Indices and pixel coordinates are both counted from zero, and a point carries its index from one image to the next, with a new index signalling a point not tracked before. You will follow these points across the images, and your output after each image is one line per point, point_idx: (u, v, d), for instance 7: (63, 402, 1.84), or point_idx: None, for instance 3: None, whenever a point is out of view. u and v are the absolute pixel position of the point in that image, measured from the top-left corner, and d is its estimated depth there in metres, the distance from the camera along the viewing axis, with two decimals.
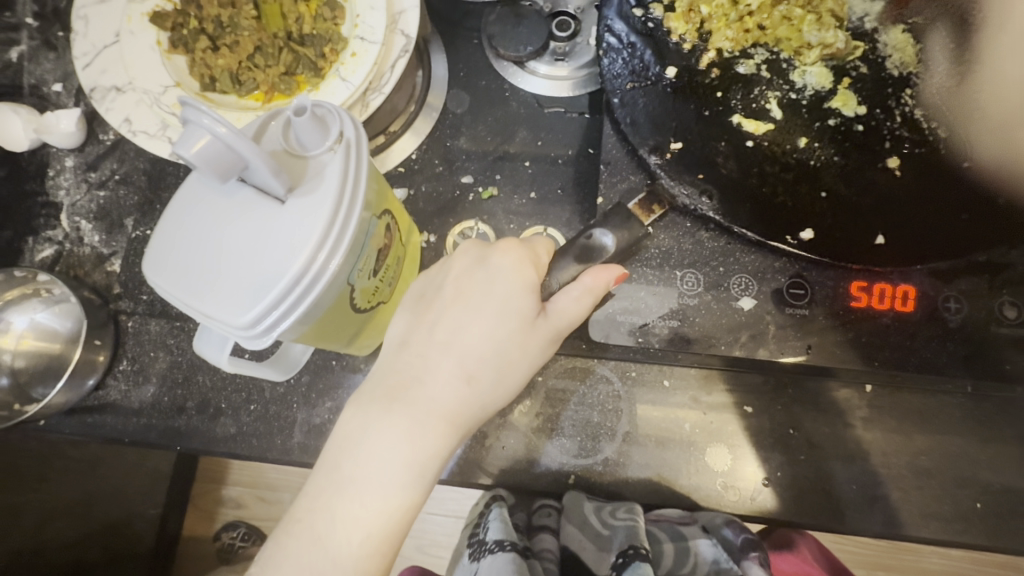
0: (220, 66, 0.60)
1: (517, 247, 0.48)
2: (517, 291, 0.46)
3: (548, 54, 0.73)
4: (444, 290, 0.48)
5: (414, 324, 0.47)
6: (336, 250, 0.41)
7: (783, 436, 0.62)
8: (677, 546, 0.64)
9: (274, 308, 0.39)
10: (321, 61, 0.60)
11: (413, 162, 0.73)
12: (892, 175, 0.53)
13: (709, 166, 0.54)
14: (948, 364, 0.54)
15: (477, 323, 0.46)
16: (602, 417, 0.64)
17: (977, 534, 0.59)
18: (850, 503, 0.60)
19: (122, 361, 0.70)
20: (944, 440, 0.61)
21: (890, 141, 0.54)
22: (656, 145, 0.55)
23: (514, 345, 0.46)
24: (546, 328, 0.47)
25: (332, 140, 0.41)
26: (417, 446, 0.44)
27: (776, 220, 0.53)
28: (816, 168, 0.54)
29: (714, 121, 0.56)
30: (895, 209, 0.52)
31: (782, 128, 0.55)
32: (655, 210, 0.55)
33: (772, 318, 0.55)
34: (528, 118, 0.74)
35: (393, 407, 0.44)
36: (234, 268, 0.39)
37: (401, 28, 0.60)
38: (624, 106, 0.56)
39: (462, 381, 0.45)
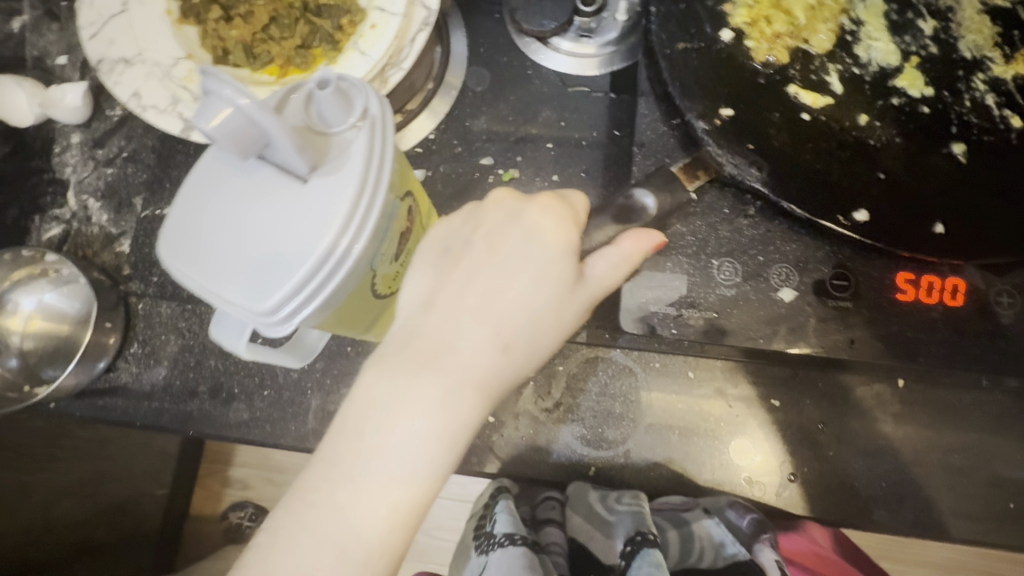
0: (233, 38, 0.57)
1: (557, 206, 0.44)
2: (558, 255, 0.42)
3: (572, 30, 0.70)
4: (475, 247, 0.43)
5: (441, 282, 0.43)
6: (361, 232, 0.39)
7: (811, 431, 0.60)
8: (681, 533, 0.62)
9: (297, 293, 0.38)
10: (338, 34, 0.57)
11: (430, 143, 0.70)
12: (956, 162, 0.50)
13: (758, 137, 0.52)
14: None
15: (515, 287, 0.42)
16: (623, 408, 0.62)
17: (1008, 533, 0.58)
18: (878, 500, 0.59)
19: (133, 343, 0.68)
20: (977, 437, 0.59)
21: (956, 127, 0.51)
22: (704, 110, 0.52)
23: (552, 312, 0.42)
24: (585, 296, 0.44)
25: (356, 117, 0.39)
26: (447, 416, 0.41)
27: (831, 201, 0.50)
28: (875, 148, 0.51)
29: (769, 90, 0.53)
30: (956, 197, 0.49)
31: (842, 103, 0.53)
32: (700, 175, 0.53)
33: None
34: (551, 97, 0.71)
35: (422, 374, 0.41)
36: (265, 241, 0.37)
37: (422, 0, 0.58)
38: (674, 67, 0.53)
39: (498, 350, 0.41)
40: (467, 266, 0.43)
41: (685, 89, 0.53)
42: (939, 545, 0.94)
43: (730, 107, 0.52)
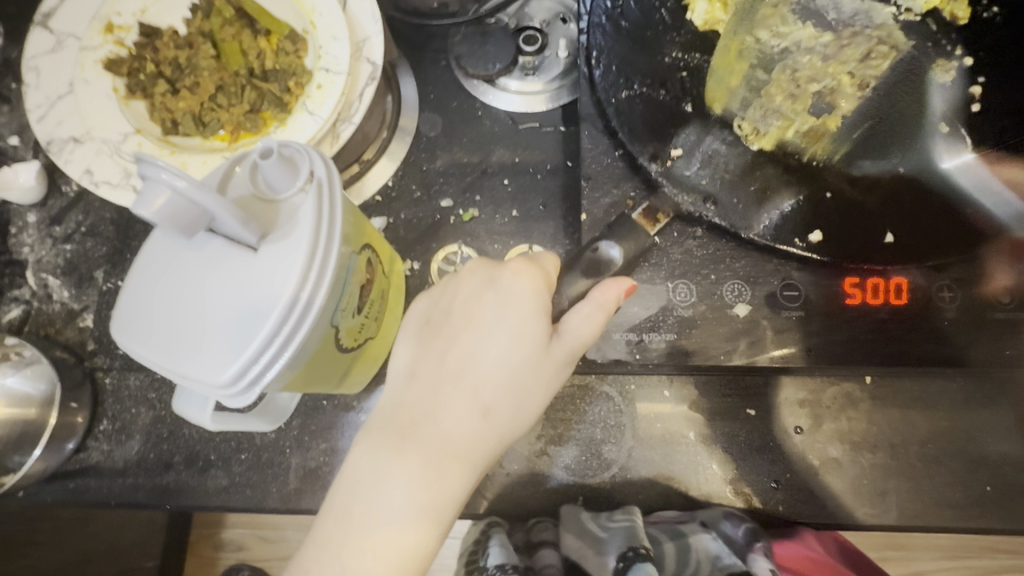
0: (181, 109, 0.58)
1: (529, 269, 0.45)
2: (532, 317, 0.43)
3: (518, 70, 0.73)
4: (453, 314, 0.45)
5: (423, 352, 0.44)
6: (321, 283, 0.39)
7: (788, 437, 0.61)
8: (677, 547, 0.57)
9: (256, 360, 0.37)
10: (286, 96, 0.59)
11: (390, 190, 0.71)
12: (895, 173, 0.52)
13: (703, 168, 0.54)
14: (956, 354, 0.53)
15: (490, 352, 0.43)
16: (604, 434, 0.62)
17: (989, 516, 0.59)
18: (861, 499, 0.60)
19: (103, 420, 0.67)
20: (947, 423, 0.61)
21: (891, 138, 0.53)
22: (654, 152, 0.54)
23: (530, 374, 0.43)
24: (563, 355, 0.44)
25: (303, 180, 0.40)
26: (430, 487, 0.40)
27: (786, 226, 0.52)
28: (818, 169, 0.53)
29: (713, 124, 0.55)
30: (901, 206, 0.52)
31: (781, 128, 0.54)
32: (659, 219, 0.53)
33: (768, 323, 0.54)
34: (503, 135, 0.73)
35: (404, 444, 0.41)
36: (220, 311, 0.37)
37: (366, 56, 0.60)
38: (620, 116, 0.54)
39: (479, 414, 0.42)
40: (446, 335, 0.44)
41: (631, 129, 0.55)
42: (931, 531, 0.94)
43: (679, 147, 0.54)
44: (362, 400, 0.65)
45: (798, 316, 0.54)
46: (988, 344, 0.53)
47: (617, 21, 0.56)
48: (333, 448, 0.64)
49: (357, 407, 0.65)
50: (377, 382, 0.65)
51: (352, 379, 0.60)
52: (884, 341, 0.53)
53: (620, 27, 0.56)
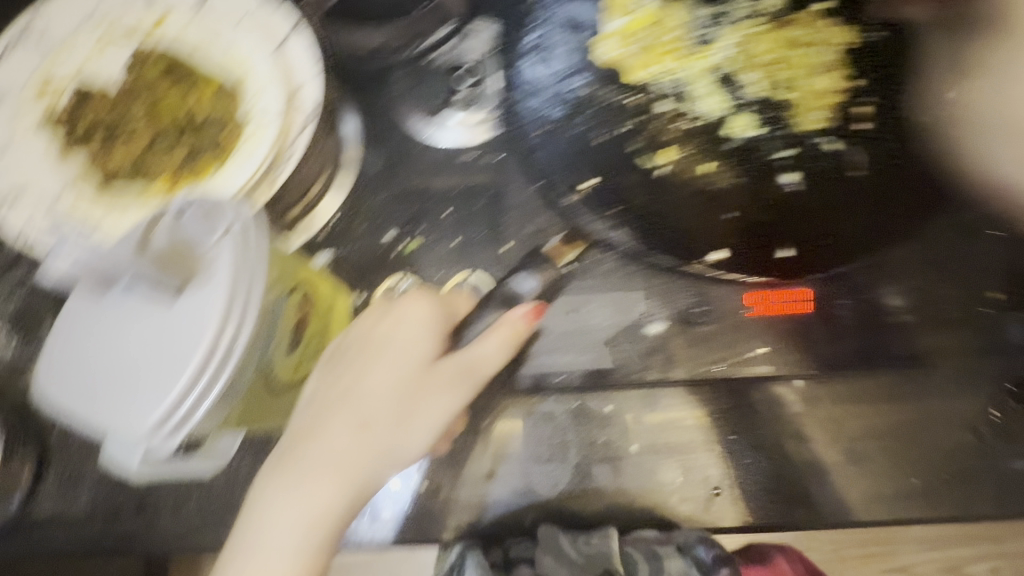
0: (116, 161, 0.59)
1: (421, 308, 0.57)
2: (419, 343, 0.56)
3: (457, 104, 0.75)
4: (355, 342, 0.57)
5: (324, 374, 0.56)
6: (246, 326, 0.40)
7: (725, 444, 0.63)
8: (652, 565, 0.63)
9: (181, 401, 0.39)
10: (221, 144, 0.60)
11: (334, 225, 0.72)
12: (790, 191, 0.60)
13: (619, 201, 0.61)
14: (837, 354, 0.62)
15: (383, 372, 0.55)
16: (551, 452, 0.64)
17: (918, 508, 0.61)
18: (799, 500, 0.62)
19: (47, 480, 0.65)
20: (880, 422, 0.62)
21: (785, 159, 0.60)
22: (574, 184, 0.62)
23: (409, 389, 0.55)
24: (450, 375, 0.57)
25: (221, 232, 0.42)
26: (320, 481, 0.51)
27: (688, 245, 0.61)
28: (720, 192, 0.61)
29: (628, 154, 0.62)
30: (791, 223, 0.60)
31: (691, 155, 0.61)
32: (574, 247, 0.64)
33: (679, 338, 0.63)
34: (442, 165, 0.74)
35: (306, 443, 0.53)
36: (139, 362, 0.39)
37: (300, 103, 0.60)
38: (542, 151, 0.64)
39: (359, 425, 0.53)
40: (339, 363, 0.56)
41: (560, 162, 0.63)
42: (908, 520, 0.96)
43: (597, 177, 0.62)
44: None
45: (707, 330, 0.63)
46: (874, 343, 0.62)
47: (530, 71, 0.64)
48: None
49: None
50: None
51: None
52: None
53: (534, 75, 0.64)
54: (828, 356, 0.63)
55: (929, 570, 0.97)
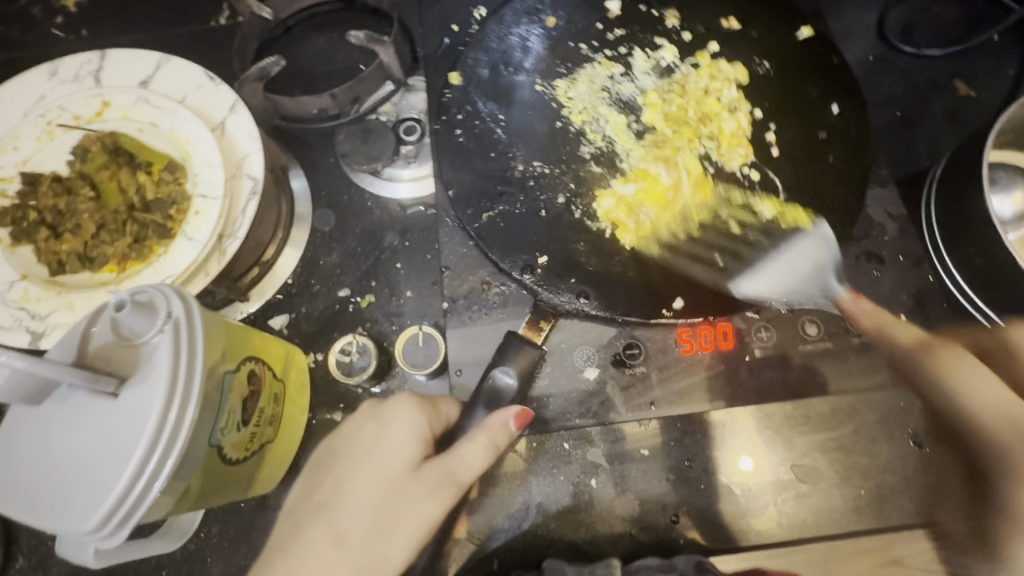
0: (66, 250, 0.61)
1: (404, 407, 0.53)
2: (401, 452, 0.51)
3: (401, 159, 0.78)
4: (336, 449, 0.54)
5: (305, 488, 0.54)
6: (189, 404, 0.43)
7: (682, 471, 0.64)
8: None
9: (134, 485, 0.40)
10: (169, 223, 0.62)
11: (290, 287, 0.75)
12: (731, 228, 0.59)
13: (576, 266, 0.57)
14: (772, 390, 0.65)
15: (360, 482, 0.51)
16: (514, 496, 0.64)
17: (870, 519, 0.63)
18: (755, 521, 0.63)
19: (18, 558, 0.66)
20: (824, 436, 0.64)
21: (718, 202, 0.60)
22: (524, 263, 0.57)
23: (393, 498, 0.50)
24: (431, 483, 0.51)
25: (161, 320, 0.44)
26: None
27: (653, 301, 0.55)
28: (671, 242, 0.58)
29: (572, 220, 0.59)
30: (744, 260, 0.57)
31: (633, 214, 0.60)
32: (541, 325, 0.60)
33: (613, 380, 0.65)
34: (393, 222, 0.78)
35: (284, 556, 0.49)
36: (86, 454, 0.40)
37: (246, 172, 0.64)
38: (485, 238, 0.57)
39: (332, 539, 0.49)
40: (326, 468, 0.54)
41: (507, 247, 0.58)
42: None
43: (544, 252, 0.57)
44: (280, 497, 0.66)
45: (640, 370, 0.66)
46: (806, 374, 0.65)
47: (469, 149, 0.61)
48: (253, 551, 0.65)
49: (275, 505, 0.66)
50: (294, 475, 0.67)
51: (264, 480, 0.62)
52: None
53: (474, 156, 0.61)
54: (760, 388, 0.66)
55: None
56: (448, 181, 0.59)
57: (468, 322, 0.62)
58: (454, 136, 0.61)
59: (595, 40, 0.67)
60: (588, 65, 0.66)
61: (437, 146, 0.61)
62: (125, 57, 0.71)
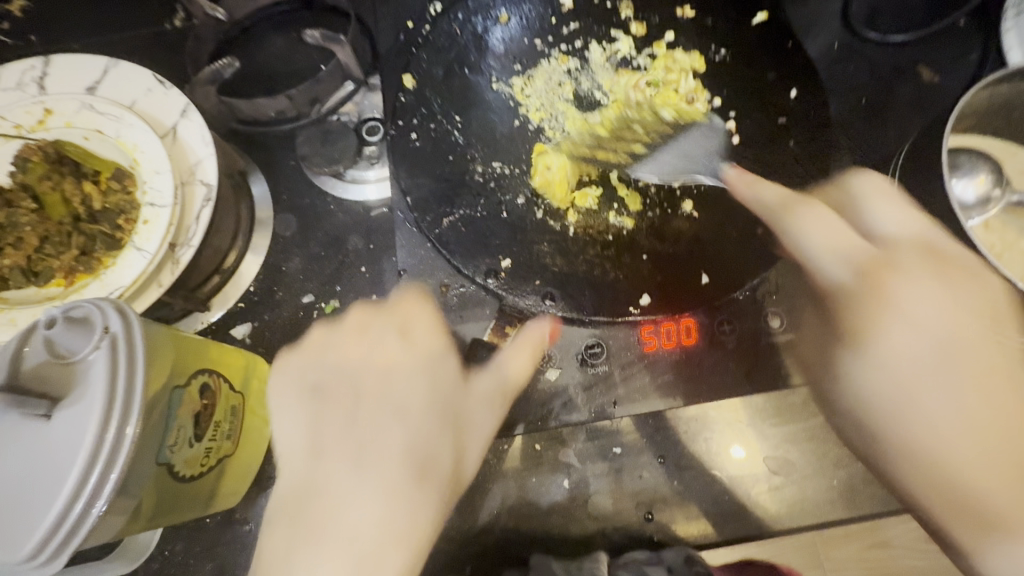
0: (7, 265, 0.58)
1: (422, 318, 0.53)
2: (430, 348, 0.51)
3: (364, 160, 0.77)
4: (359, 370, 0.50)
5: (321, 415, 0.47)
6: (130, 423, 0.41)
7: (653, 468, 0.63)
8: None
9: (70, 510, 0.39)
10: (118, 233, 0.60)
11: (252, 295, 0.73)
12: (691, 218, 0.55)
13: (542, 267, 0.54)
14: (736, 383, 0.65)
15: (405, 399, 0.48)
16: (486, 499, 0.63)
17: (842, 509, 0.62)
18: (730, 516, 0.62)
19: None
20: (794, 427, 0.64)
21: (678, 190, 0.57)
22: (488, 268, 0.54)
23: (431, 389, 0.49)
24: (484, 394, 0.51)
25: (97, 337, 0.42)
26: (371, 543, 0.42)
27: (616, 298, 0.52)
28: (631, 235, 0.55)
29: (528, 219, 0.56)
30: (707, 248, 0.54)
31: (591, 209, 0.56)
32: (509, 331, 0.55)
33: (575, 381, 0.65)
34: (357, 225, 0.76)
35: (304, 546, 0.41)
36: (19, 479, 0.38)
37: (200, 178, 0.63)
38: (445, 243, 0.55)
39: (413, 473, 0.45)
40: (340, 349, 0.51)
41: (467, 251, 0.55)
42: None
43: (508, 256, 0.54)
44: (246, 511, 0.65)
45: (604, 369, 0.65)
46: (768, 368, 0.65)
47: (425, 153, 0.59)
48: (219, 567, 0.63)
49: (241, 519, 0.65)
50: (259, 488, 0.65)
51: (224, 497, 0.60)
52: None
53: (431, 159, 0.58)
54: (724, 381, 0.65)
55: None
56: (405, 186, 0.57)
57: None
58: (410, 140, 0.59)
59: (549, 35, 0.64)
60: (545, 61, 0.63)
61: (393, 152, 0.59)
62: (69, 62, 0.69)
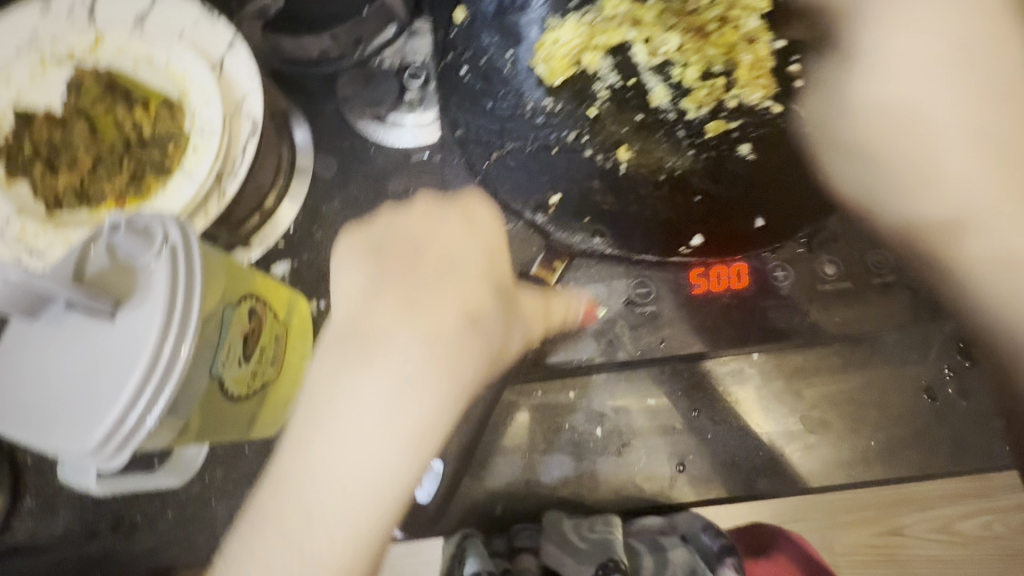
0: (62, 186, 0.60)
1: (484, 203, 0.50)
2: (493, 234, 0.49)
3: (405, 105, 0.76)
4: (421, 240, 0.48)
5: (385, 269, 0.47)
6: (186, 337, 0.42)
7: (687, 422, 0.63)
8: (656, 559, 0.60)
9: (131, 409, 0.40)
10: (166, 161, 0.61)
11: (291, 235, 0.74)
12: (749, 161, 0.54)
13: (590, 206, 0.53)
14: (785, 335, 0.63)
15: (470, 272, 0.47)
16: (518, 441, 0.63)
17: (876, 470, 0.62)
18: (761, 470, 0.62)
19: (25, 498, 0.67)
20: (832, 388, 0.63)
21: (736, 132, 0.55)
22: (538, 202, 0.53)
23: (487, 238, 0.49)
24: (530, 291, 0.51)
25: (159, 246, 0.42)
26: (420, 376, 0.43)
27: (667, 237, 0.52)
28: (684, 175, 0.54)
29: (582, 158, 0.55)
30: (764, 192, 0.53)
31: (644, 149, 0.55)
32: (557, 266, 0.55)
33: (625, 319, 0.64)
34: (396, 170, 0.76)
35: (369, 370, 0.43)
36: (86, 376, 0.39)
37: (246, 113, 0.62)
38: (496, 178, 0.54)
39: (465, 320, 0.45)
40: (404, 216, 0.49)
41: (516, 186, 0.54)
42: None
43: (558, 192, 0.54)
44: (281, 442, 0.66)
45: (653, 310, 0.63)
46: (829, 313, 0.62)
47: (476, 88, 0.58)
48: (256, 494, 0.65)
49: (277, 450, 0.66)
50: None
51: (263, 424, 0.62)
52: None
53: (482, 95, 0.58)
54: (777, 324, 0.63)
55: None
56: (456, 120, 0.56)
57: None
58: (461, 75, 0.58)
59: None
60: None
61: (443, 85, 0.57)
62: None
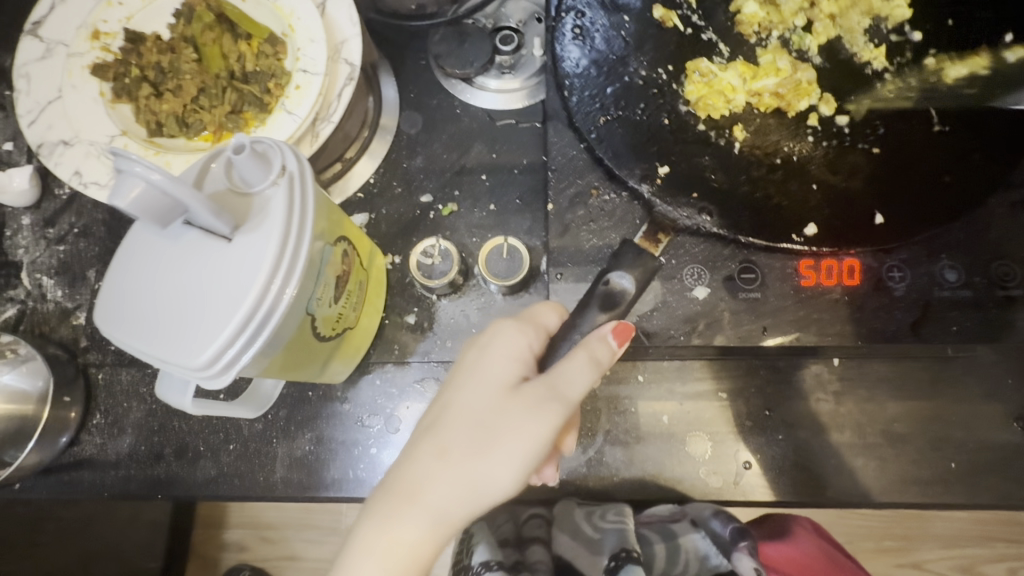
0: (165, 111, 0.61)
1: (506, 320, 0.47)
2: (496, 349, 0.45)
3: (495, 69, 0.74)
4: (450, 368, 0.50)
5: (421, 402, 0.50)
6: (290, 279, 0.42)
7: (758, 420, 0.61)
8: (669, 547, 0.59)
9: (233, 339, 0.40)
10: (266, 96, 0.61)
11: (372, 187, 0.73)
12: (871, 154, 0.52)
13: (699, 183, 0.52)
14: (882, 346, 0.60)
15: (461, 399, 0.43)
16: (580, 418, 0.62)
17: (956, 493, 0.59)
18: (835, 479, 0.60)
19: (96, 414, 0.69)
20: (915, 405, 0.60)
21: (860, 123, 0.53)
22: (645, 173, 0.52)
23: (490, 352, 0.45)
24: (534, 398, 0.42)
25: (275, 174, 0.42)
26: (390, 501, 0.42)
27: (780, 223, 0.50)
28: (802, 163, 0.52)
29: (692, 135, 0.53)
30: (885, 186, 0.51)
31: (758, 131, 0.54)
32: (661, 238, 0.52)
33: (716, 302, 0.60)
34: (482, 133, 0.74)
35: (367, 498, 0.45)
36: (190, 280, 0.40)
37: (345, 58, 0.61)
38: (602, 141, 0.53)
39: (436, 447, 0.42)
40: None
41: (620, 152, 0.53)
42: (933, 516, 0.96)
43: (665, 164, 0.52)
44: (345, 391, 0.67)
45: (755, 297, 0.52)
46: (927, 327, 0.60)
47: (585, 49, 0.56)
48: (318, 438, 0.66)
49: (340, 398, 0.66)
50: (362, 373, 0.67)
51: (335, 369, 0.62)
52: (867, 318, 0.51)
53: (593, 57, 0.56)
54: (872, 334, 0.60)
55: (945, 567, 0.96)
56: (564, 79, 0.55)
57: (572, 228, 0.55)
58: (568, 36, 0.56)
59: None
60: None
61: (553, 45, 0.56)
62: None
